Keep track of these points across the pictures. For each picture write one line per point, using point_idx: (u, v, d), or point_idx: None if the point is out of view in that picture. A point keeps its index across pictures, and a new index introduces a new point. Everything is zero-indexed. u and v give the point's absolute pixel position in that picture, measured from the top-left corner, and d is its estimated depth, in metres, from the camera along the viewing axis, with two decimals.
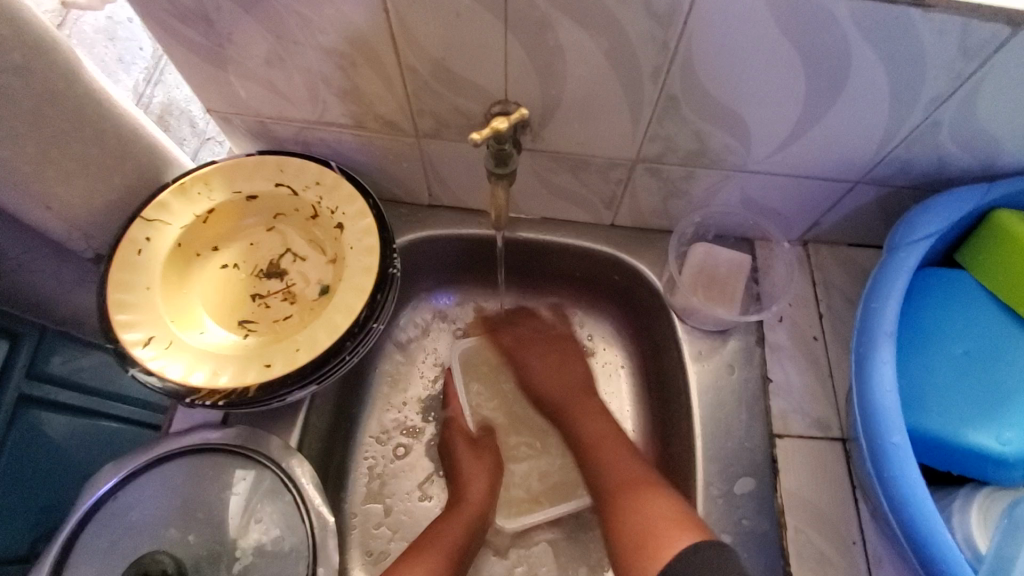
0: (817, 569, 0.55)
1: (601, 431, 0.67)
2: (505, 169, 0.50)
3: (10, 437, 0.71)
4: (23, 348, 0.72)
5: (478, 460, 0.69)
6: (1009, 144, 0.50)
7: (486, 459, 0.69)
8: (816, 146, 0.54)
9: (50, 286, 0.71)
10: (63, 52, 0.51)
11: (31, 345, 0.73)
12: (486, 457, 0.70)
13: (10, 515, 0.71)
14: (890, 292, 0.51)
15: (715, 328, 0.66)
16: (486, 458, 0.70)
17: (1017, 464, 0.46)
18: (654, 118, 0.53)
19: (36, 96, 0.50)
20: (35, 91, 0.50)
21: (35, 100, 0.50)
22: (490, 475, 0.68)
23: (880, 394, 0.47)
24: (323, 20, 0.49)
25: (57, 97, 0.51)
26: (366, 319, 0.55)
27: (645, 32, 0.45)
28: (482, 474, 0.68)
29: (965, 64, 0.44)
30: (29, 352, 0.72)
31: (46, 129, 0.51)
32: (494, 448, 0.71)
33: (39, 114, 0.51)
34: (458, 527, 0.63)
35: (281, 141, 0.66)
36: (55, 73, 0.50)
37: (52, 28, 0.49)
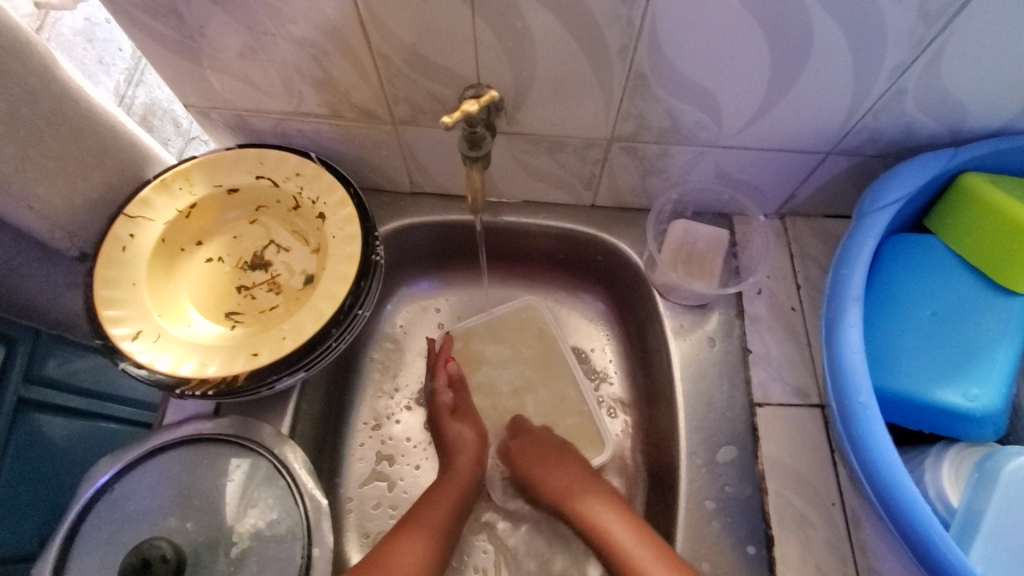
0: (797, 530, 0.57)
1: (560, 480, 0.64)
2: (479, 151, 0.51)
3: (12, 440, 0.72)
4: (19, 351, 0.73)
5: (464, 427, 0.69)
6: (972, 109, 0.51)
7: (470, 427, 0.69)
8: (786, 119, 0.55)
9: (38, 287, 0.72)
10: (36, 51, 0.51)
11: (26, 349, 0.74)
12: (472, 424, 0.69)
13: (18, 514, 0.72)
14: (858, 258, 0.52)
15: (695, 302, 0.67)
16: (469, 425, 0.69)
17: (985, 419, 0.47)
18: (626, 96, 0.54)
19: (12, 96, 0.50)
20: (11, 91, 0.50)
21: (12, 100, 0.50)
22: (473, 445, 0.68)
23: (848, 355, 0.48)
24: (292, 11, 0.49)
25: (33, 97, 0.52)
26: (351, 306, 0.56)
27: (610, 11, 0.45)
28: (467, 442, 0.68)
29: (926, 30, 0.44)
30: (25, 355, 0.73)
31: (23, 129, 0.52)
32: (473, 412, 0.71)
33: (16, 114, 0.51)
34: (450, 497, 0.63)
35: (260, 134, 0.67)
36: (30, 72, 0.51)
37: (24, 27, 0.50)
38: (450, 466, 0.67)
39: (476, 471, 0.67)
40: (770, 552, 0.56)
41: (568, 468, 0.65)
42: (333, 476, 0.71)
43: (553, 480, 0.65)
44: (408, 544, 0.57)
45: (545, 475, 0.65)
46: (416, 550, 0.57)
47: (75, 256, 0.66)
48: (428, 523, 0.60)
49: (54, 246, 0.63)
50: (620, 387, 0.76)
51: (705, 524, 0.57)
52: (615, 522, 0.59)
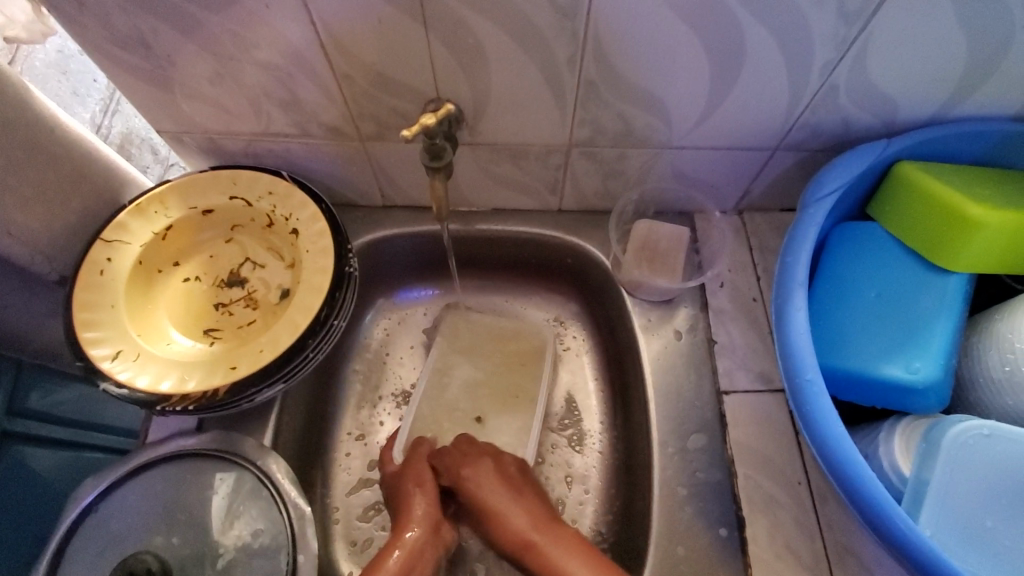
0: (766, 510, 0.59)
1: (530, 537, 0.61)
2: (440, 161, 0.53)
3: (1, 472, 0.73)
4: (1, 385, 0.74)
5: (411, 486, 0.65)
6: (902, 102, 0.55)
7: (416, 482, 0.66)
8: (732, 118, 0.58)
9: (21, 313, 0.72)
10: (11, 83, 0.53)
11: (7, 382, 0.75)
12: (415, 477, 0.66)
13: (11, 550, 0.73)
14: (803, 245, 0.55)
15: (661, 298, 0.70)
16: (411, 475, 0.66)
17: (930, 390, 0.50)
18: (579, 103, 0.57)
19: None
20: None
21: None
22: (429, 486, 0.65)
23: (795, 336, 0.50)
24: (256, 37, 0.52)
25: (9, 126, 0.53)
26: (327, 317, 0.57)
27: (555, 25, 0.48)
28: (417, 489, 0.65)
29: (848, 31, 0.48)
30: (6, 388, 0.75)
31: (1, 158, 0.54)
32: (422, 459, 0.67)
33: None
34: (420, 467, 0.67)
35: (232, 156, 0.69)
36: (5, 104, 0.53)
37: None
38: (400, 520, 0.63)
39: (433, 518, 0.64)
40: (742, 533, 0.58)
41: (527, 501, 0.63)
42: (320, 485, 0.72)
43: (510, 522, 0.62)
44: (391, 559, 0.59)
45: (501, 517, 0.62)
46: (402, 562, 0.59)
47: (55, 281, 0.66)
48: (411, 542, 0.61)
49: (33, 271, 0.63)
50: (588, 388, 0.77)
51: (678, 509, 0.59)
52: (585, 573, 0.56)
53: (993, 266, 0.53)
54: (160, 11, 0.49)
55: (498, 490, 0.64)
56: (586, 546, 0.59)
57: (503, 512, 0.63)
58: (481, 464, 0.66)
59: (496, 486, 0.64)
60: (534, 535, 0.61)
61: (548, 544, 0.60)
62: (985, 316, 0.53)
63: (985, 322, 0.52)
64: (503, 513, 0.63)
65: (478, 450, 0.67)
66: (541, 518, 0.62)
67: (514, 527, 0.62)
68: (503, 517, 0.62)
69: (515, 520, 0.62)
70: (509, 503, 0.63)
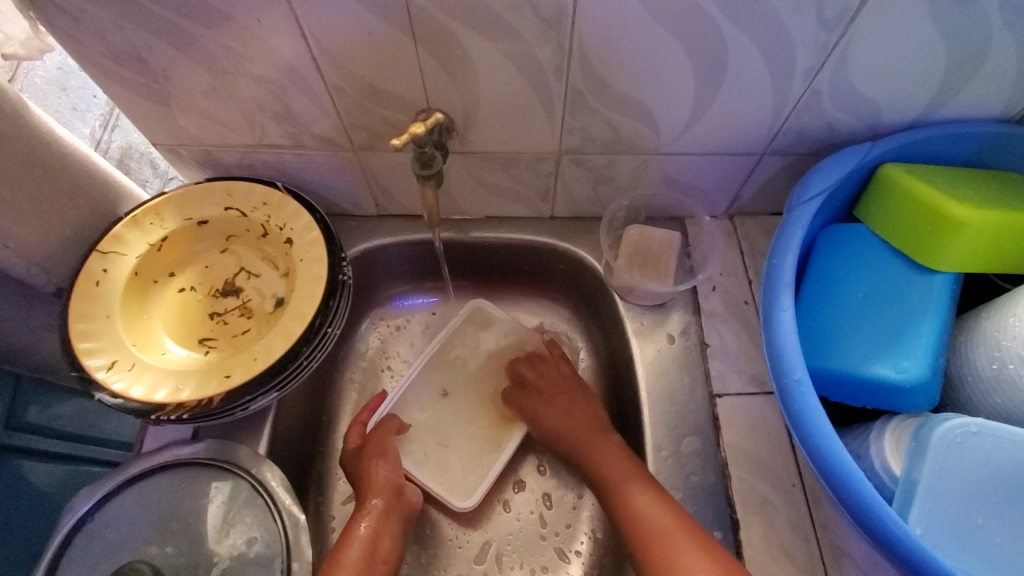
0: (761, 513, 0.59)
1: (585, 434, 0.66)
2: (429, 169, 0.55)
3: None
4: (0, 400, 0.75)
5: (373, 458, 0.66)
6: (885, 106, 0.56)
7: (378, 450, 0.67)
8: (718, 123, 0.59)
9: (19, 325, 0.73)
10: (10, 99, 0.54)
11: (6, 397, 0.76)
12: (378, 447, 0.67)
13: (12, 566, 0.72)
14: (789, 247, 0.55)
15: (654, 302, 0.70)
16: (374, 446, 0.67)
17: (917, 389, 0.50)
18: (567, 111, 0.58)
19: None
20: None
21: None
22: (391, 457, 0.67)
23: (783, 337, 0.51)
24: (248, 51, 0.53)
25: (6, 141, 0.54)
26: (320, 325, 0.58)
27: (540, 35, 0.49)
28: (381, 458, 0.66)
29: (827, 37, 0.49)
30: (5, 403, 0.76)
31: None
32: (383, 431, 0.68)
33: None
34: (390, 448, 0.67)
35: (227, 167, 0.70)
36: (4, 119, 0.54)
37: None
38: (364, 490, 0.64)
39: (398, 487, 0.65)
40: (736, 536, 0.58)
41: (582, 411, 0.68)
42: (316, 494, 0.72)
43: (557, 423, 0.68)
44: (363, 525, 0.61)
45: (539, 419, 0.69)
46: (373, 527, 0.61)
47: (52, 292, 0.67)
48: (379, 507, 0.62)
49: (30, 283, 0.65)
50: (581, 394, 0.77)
51: None
52: (644, 492, 0.57)
53: (979, 264, 0.53)
54: (154, 27, 0.50)
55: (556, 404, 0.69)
56: (651, 479, 0.59)
57: (563, 421, 0.68)
58: (544, 393, 0.70)
59: (551, 406, 0.69)
60: (580, 440, 0.66)
61: (596, 442, 0.64)
62: (972, 315, 0.53)
63: (972, 320, 0.52)
64: (560, 421, 0.68)
65: (556, 388, 0.70)
66: (600, 427, 0.66)
67: (560, 429, 0.68)
68: (561, 431, 0.68)
69: (575, 429, 0.67)
70: (567, 420, 0.68)
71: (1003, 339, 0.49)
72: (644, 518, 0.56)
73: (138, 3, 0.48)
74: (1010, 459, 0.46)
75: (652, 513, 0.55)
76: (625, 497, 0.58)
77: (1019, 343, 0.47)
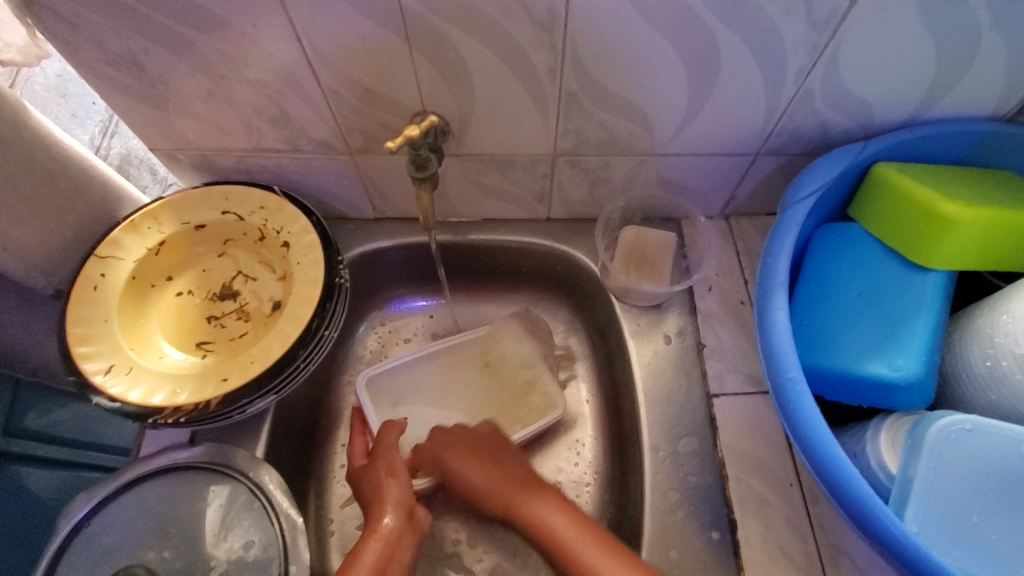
0: (759, 512, 0.59)
1: (501, 491, 0.61)
2: (425, 172, 0.55)
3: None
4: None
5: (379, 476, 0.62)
6: (877, 105, 0.56)
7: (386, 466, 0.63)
8: (712, 124, 0.59)
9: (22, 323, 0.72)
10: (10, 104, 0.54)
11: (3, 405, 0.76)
12: (387, 464, 0.63)
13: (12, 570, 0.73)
14: (783, 247, 0.55)
15: (650, 303, 0.71)
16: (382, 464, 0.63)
17: (913, 387, 0.50)
18: (561, 113, 0.58)
19: None
20: None
21: None
22: (403, 475, 0.62)
23: (777, 336, 0.51)
24: (244, 56, 0.53)
25: (5, 145, 0.55)
26: (317, 328, 0.58)
27: (533, 38, 0.50)
28: (391, 478, 0.62)
29: (818, 37, 0.49)
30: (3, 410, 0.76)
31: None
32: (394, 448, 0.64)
33: None
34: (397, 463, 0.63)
35: (224, 172, 0.70)
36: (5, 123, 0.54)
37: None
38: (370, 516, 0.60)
39: (406, 512, 0.60)
40: (734, 536, 0.58)
41: (497, 467, 0.63)
42: (315, 497, 0.72)
43: (478, 483, 0.62)
44: (369, 551, 0.56)
45: (466, 477, 0.63)
46: (380, 553, 0.56)
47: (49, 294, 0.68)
48: (388, 528, 0.58)
49: (28, 286, 0.65)
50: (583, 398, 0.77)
51: (671, 513, 0.59)
52: (561, 515, 0.57)
53: (972, 262, 0.53)
54: (150, 32, 0.51)
55: (470, 461, 0.64)
56: (564, 503, 0.59)
57: (467, 479, 0.63)
58: (454, 446, 0.66)
59: (473, 462, 0.64)
60: (503, 498, 0.61)
61: (518, 496, 0.60)
62: (966, 313, 0.53)
63: (966, 319, 0.53)
64: (481, 482, 0.62)
65: (472, 441, 0.66)
66: (513, 474, 0.62)
67: (482, 485, 0.62)
68: (478, 488, 0.62)
69: (494, 485, 0.62)
70: (496, 474, 0.62)
71: (996, 336, 0.49)
72: (568, 545, 0.55)
73: (134, 9, 0.49)
74: (1005, 456, 0.46)
75: (568, 532, 0.56)
76: (546, 528, 0.57)
77: (1012, 340, 0.47)
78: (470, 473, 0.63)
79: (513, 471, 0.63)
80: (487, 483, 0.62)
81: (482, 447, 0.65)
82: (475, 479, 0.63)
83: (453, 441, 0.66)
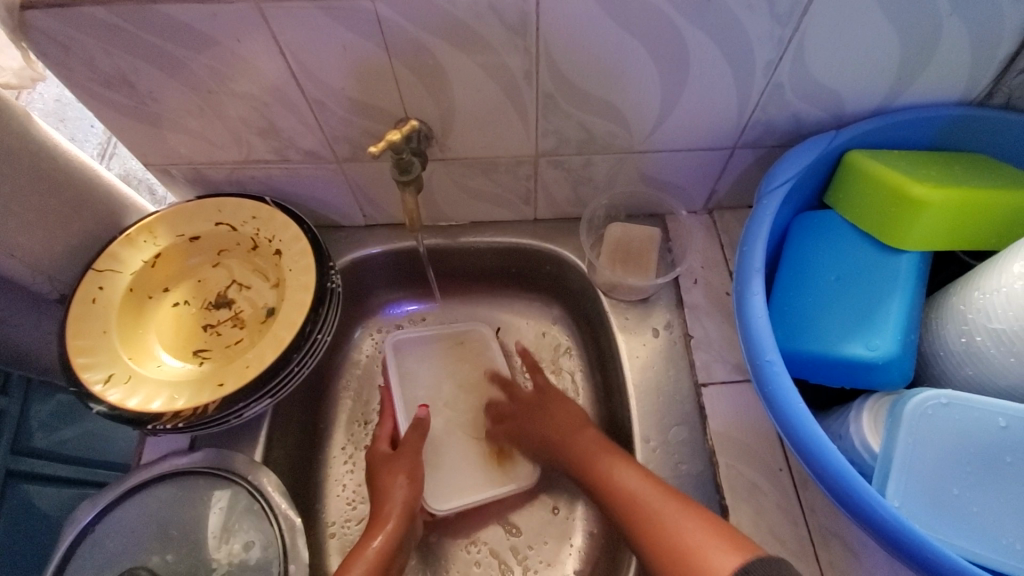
0: (749, 498, 0.60)
1: (588, 447, 0.64)
2: (409, 175, 0.57)
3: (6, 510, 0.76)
4: (8, 428, 0.77)
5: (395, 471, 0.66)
6: (846, 95, 0.58)
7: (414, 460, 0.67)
8: (688, 119, 0.61)
9: (28, 334, 0.74)
10: (16, 117, 0.56)
11: (13, 425, 0.78)
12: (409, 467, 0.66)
13: None
14: (760, 234, 0.57)
15: (637, 297, 0.72)
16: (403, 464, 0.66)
17: (890, 366, 0.51)
18: (540, 114, 0.60)
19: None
20: None
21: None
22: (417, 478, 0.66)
23: (756, 321, 0.52)
24: (231, 70, 0.55)
25: (12, 157, 0.56)
26: (310, 331, 0.60)
27: (508, 42, 0.52)
28: (407, 480, 0.65)
29: (783, 31, 0.51)
30: (12, 431, 0.78)
31: (5, 187, 0.56)
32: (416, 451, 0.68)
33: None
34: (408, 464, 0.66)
35: (217, 185, 0.72)
36: (12, 137, 0.56)
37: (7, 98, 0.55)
38: (377, 513, 0.63)
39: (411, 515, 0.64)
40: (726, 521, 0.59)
41: (592, 431, 0.66)
42: (315, 500, 0.73)
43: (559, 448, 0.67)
44: (376, 541, 0.60)
45: (552, 423, 0.69)
46: (385, 545, 0.60)
47: (54, 299, 0.69)
48: (394, 520, 0.62)
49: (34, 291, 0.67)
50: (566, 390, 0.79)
51: None
52: (635, 474, 0.58)
53: (945, 242, 0.55)
54: (140, 51, 0.53)
55: (552, 422, 0.69)
56: (639, 465, 0.59)
57: (558, 430, 0.68)
58: (540, 411, 0.71)
59: (554, 418, 0.69)
60: (562, 435, 0.67)
61: (610, 463, 0.60)
62: (942, 293, 0.54)
63: (942, 298, 0.54)
64: (552, 425, 0.69)
65: (545, 400, 0.72)
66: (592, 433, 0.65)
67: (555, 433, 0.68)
68: (565, 440, 0.67)
69: (563, 431, 0.67)
70: (563, 420, 0.68)
71: (969, 313, 0.50)
72: (642, 499, 0.55)
73: (125, 29, 0.50)
74: (981, 430, 0.46)
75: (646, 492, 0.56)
76: (614, 481, 0.58)
77: (983, 315, 0.48)
78: (551, 426, 0.69)
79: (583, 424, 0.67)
80: (581, 442, 0.65)
81: (563, 408, 0.70)
82: (556, 432, 0.68)
83: (531, 409, 0.72)
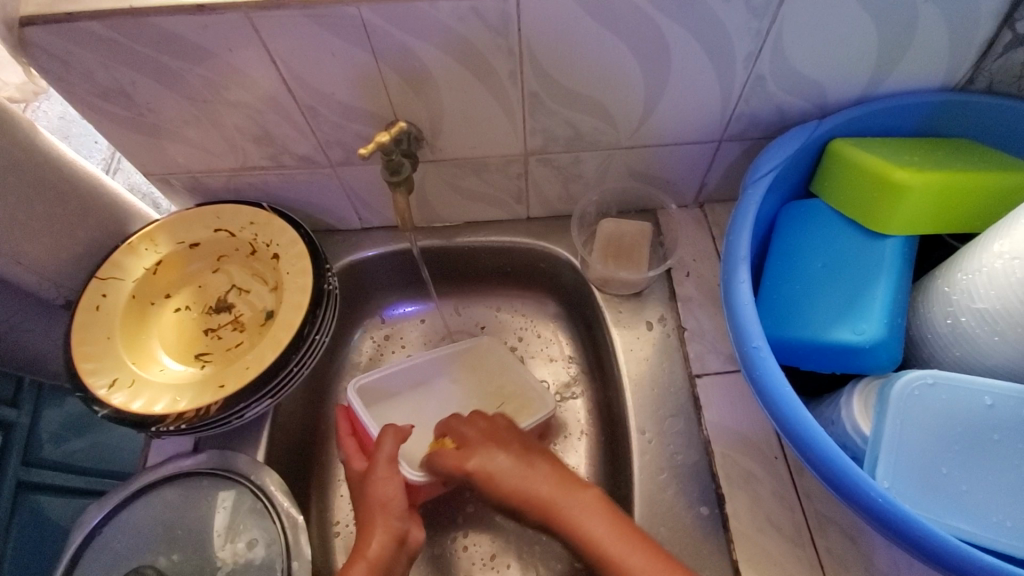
0: (745, 486, 0.60)
1: (546, 487, 0.56)
2: (399, 176, 0.59)
3: (16, 522, 0.77)
4: (17, 441, 0.78)
5: (381, 486, 0.60)
6: (827, 83, 0.58)
7: (496, 445, 0.60)
8: (673, 112, 0.61)
9: (41, 340, 0.77)
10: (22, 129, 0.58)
11: (23, 438, 0.79)
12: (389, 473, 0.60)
13: None
14: (745, 224, 0.57)
15: (630, 291, 0.73)
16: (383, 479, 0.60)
17: (879, 349, 0.51)
18: (527, 113, 0.61)
19: (4, 169, 0.57)
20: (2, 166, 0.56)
21: (3, 174, 0.57)
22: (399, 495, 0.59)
23: (743, 308, 0.53)
24: (225, 80, 0.57)
25: (18, 168, 0.58)
26: (308, 332, 0.61)
27: (490, 42, 0.53)
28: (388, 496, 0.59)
29: (760, 22, 0.52)
30: (23, 444, 0.79)
31: (12, 197, 0.58)
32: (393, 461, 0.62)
33: (6, 184, 0.57)
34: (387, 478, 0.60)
35: (215, 192, 0.74)
36: (18, 148, 0.57)
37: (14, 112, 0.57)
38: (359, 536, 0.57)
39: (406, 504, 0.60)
40: (722, 509, 0.59)
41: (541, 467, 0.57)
42: (316, 501, 0.74)
43: (578, 523, 0.53)
44: (377, 543, 0.56)
45: (580, 524, 0.53)
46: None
47: (61, 304, 0.71)
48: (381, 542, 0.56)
49: (42, 296, 0.69)
50: (562, 382, 0.80)
51: (659, 493, 0.61)
52: (600, 521, 0.52)
53: (929, 225, 0.55)
54: (136, 63, 0.54)
55: (502, 464, 0.58)
56: (610, 507, 0.54)
57: (520, 487, 0.56)
58: (486, 450, 0.59)
59: (502, 463, 0.58)
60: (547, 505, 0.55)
61: (560, 501, 0.54)
62: (928, 277, 0.55)
63: (927, 282, 0.54)
64: (518, 482, 0.57)
65: (488, 440, 0.61)
66: (547, 473, 0.57)
67: (520, 494, 0.56)
68: (523, 490, 0.56)
69: (531, 488, 0.56)
70: (524, 485, 0.56)
71: (953, 294, 0.50)
72: (614, 556, 0.50)
73: (121, 43, 0.52)
74: (967, 409, 0.47)
75: (596, 532, 0.52)
76: (580, 529, 0.52)
77: (966, 296, 0.49)
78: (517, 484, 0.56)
79: (573, 483, 0.56)
80: (535, 485, 0.56)
81: (563, 480, 0.56)
82: (529, 488, 0.56)
83: (476, 445, 0.61)
